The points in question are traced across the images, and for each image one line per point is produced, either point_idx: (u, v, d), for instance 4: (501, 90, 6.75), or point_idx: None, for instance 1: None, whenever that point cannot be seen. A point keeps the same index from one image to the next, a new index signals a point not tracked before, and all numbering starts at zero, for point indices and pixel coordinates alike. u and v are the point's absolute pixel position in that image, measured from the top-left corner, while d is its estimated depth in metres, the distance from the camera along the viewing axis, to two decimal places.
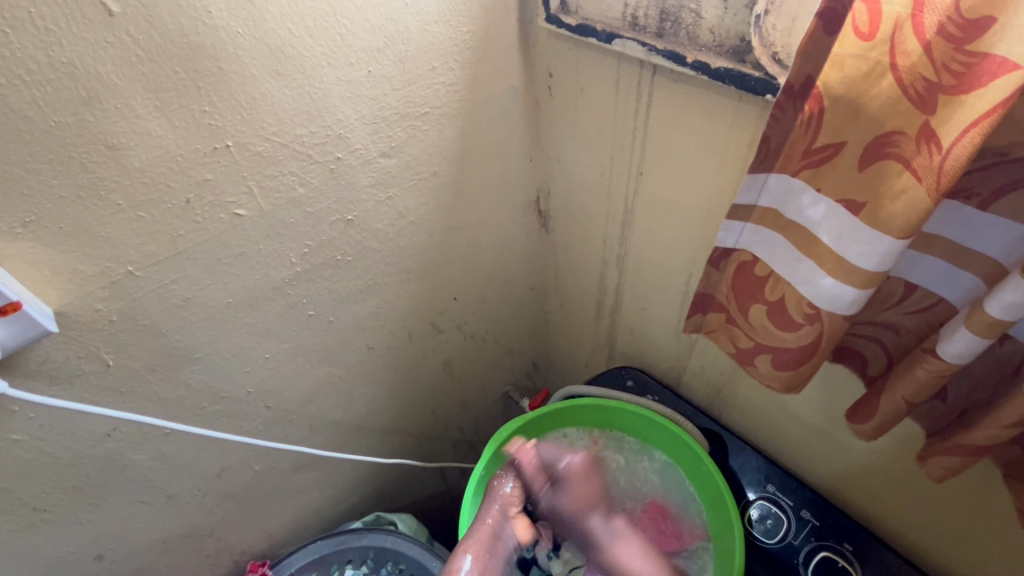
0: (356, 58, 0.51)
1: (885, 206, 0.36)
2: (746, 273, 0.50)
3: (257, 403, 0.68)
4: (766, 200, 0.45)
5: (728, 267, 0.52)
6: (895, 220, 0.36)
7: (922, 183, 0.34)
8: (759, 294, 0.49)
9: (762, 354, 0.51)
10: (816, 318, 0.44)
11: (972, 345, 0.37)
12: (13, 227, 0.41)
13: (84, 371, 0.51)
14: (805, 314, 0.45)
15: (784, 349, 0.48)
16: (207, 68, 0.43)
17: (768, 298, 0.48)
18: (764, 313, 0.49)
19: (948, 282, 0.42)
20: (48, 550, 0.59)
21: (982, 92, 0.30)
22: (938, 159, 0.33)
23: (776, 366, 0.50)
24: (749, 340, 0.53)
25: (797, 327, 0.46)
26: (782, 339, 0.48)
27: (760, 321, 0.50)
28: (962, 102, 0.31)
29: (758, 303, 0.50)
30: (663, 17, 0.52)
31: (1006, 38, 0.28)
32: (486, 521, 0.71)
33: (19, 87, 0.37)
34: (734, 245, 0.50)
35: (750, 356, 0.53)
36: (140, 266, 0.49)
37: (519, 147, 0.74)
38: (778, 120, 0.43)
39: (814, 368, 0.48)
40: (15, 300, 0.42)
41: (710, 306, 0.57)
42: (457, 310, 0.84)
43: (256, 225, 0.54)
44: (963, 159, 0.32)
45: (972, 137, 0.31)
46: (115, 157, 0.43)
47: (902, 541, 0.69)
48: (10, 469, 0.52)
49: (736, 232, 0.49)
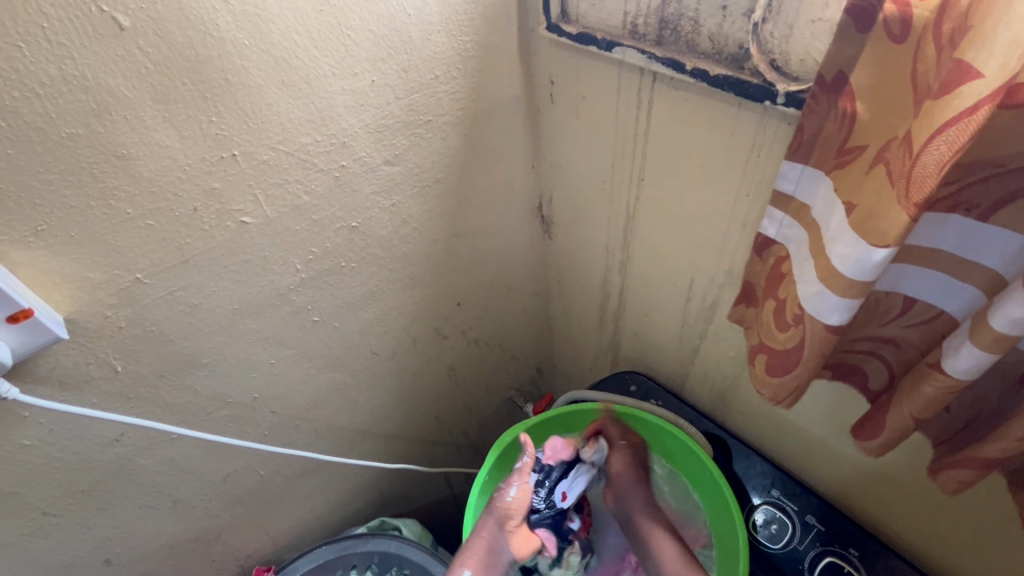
0: (360, 68, 0.52)
1: (868, 210, 0.37)
2: (775, 269, 0.51)
3: (263, 408, 0.68)
4: (802, 191, 0.46)
5: (769, 259, 0.53)
6: (872, 224, 0.36)
7: (895, 190, 0.34)
8: (775, 291, 0.50)
9: (760, 355, 0.52)
10: (802, 320, 0.44)
11: (978, 362, 0.37)
12: (25, 236, 0.42)
13: (93, 377, 0.52)
14: (796, 314, 0.46)
15: (777, 351, 0.49)
16: (214, 79, 0.44)
17: (780, 295, 0.49)
18: (775, 309, 0.50)
19: (951, 293, 0.42)
20: (57, 554, 0.60)
21: (952, 99, 0.30)
22: (909, 164, 0.33)
23: (769, 368, 0.50)
24: (759, 337, 0.54)
25: (789, 329, 0.47)
26: (777, 340, 0.49)
27: (768, 317, 0.51)
28: (934, 108, 0.31)
29: (772, 300, 0.51)
30: (662, 25, 0.52)
31: (976, 45, 0.28)
32: (482, 532, 0.70)
33: (32, 101, 0.38)
34: (775, 237, 0.51)
35: (754, 355, 0.54)
36: (148, 273, 0.50)
37: (522, 153, 0.75)
38: (812, 111, 0.42)
39: (803, 379, 0.47)
40: (27, 307, 0.43)
41: (752, 300, 0.58)
42: (461, 316, 0.85)
43: (262, 232, 0.55)
44: (933, 166, 0.31)
45: (941, 143, 0.31)
46: (124, 167, 0.44)
47: (909, 547, 0.68)
48: (21, 473, 0.52)
49: (777, 223, 0.50)
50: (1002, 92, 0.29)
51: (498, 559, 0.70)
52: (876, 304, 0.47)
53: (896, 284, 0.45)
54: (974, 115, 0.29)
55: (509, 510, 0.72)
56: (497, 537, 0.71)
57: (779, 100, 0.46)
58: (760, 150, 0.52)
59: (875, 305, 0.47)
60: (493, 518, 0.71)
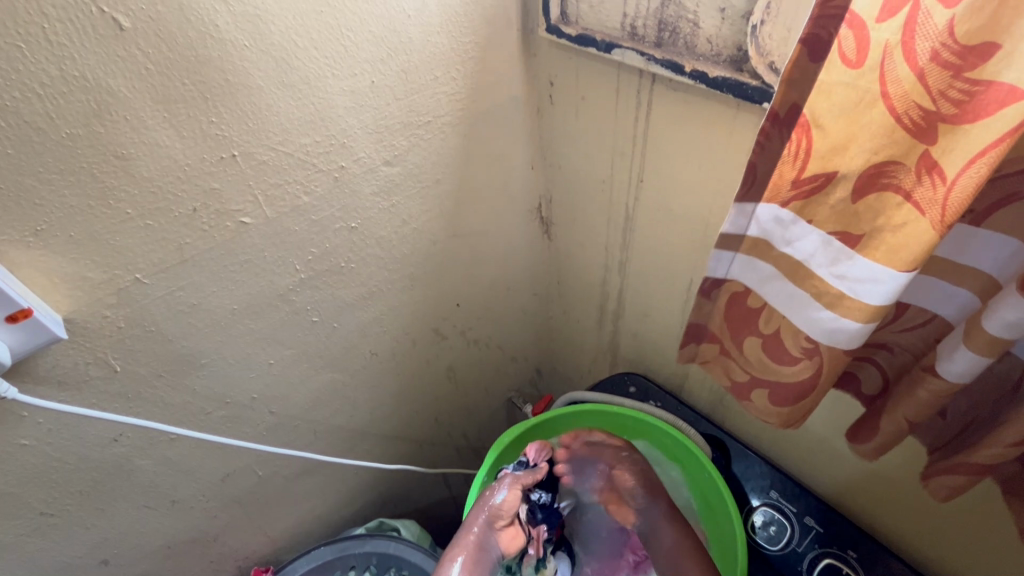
0: (360, 69, 0.52)
1: (887, 239, 0.35)
2: (739, 304, 0.49)
3: (262, 408, 0.68)
4: (753, 230, 0.43)
5: (720, 297, 0.51)
6: (898, 254, 0.34)
7: (925, 216, 0.33)
8: (755, 326, 0.48)
9: (758, 388, 0.50)
10: (816, 353, 0.42)
11: (973, 365, 0.37)
12: (24, 236, 0.42)
13: (92, 377, 0.52)
14: (804, 349, 0.43)
15: (783, 383, 0.47)
16: (214, 80, 0.44)
17: (764, 331, 0.47)
18: (763, 345, 0.48)
19: (946, 298, 0.42)
20: (55, 554, 0.60)
21: (989, 121, 0.28)
22: (943, 190, 0.31)
23: (776, 400, 0.49)
24: (745, 373, 0.51)
25: (797, 361, 0.45)
26: (779, 374, 0.47)
27: (759, 353, 0.49)
28: (967, 131, 0.30)
29: (753, 336, 0.48)
30: (661, 27, 0.53)
31: (1004, 63, 0.27)
32: (471, 530, 0.67)
33: (32, 100, 0.38)
34: (725, 276, 0.48)
35: (748, 389, 0.52)
36: (148, 273, 0.50)
37: (521, 154, 0.75)
38: (763, 149, 0.42)
39: (815, 403, 0.47)
40: (26, 307, 0.43)
41: (703, 337, 0.56)
42: (460, 316, 0.85)
43: (261, 233, 0.55)
44: (971, 189, 0.30)
45: (982, 166, 0.29)
46: (124, 167, 0.44)
47: (907, 549, 0.68)
48: (19, 473, 0.52)
49: (726, 264, 0.47)
50: None
51: (488, 558, 0.67)
52: None
53: None
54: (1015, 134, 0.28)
55: (500, 509, 0.68)
56: (487, 536, 0.68)
57: None
58: None
59: None
60: (482, 518, 0.68)
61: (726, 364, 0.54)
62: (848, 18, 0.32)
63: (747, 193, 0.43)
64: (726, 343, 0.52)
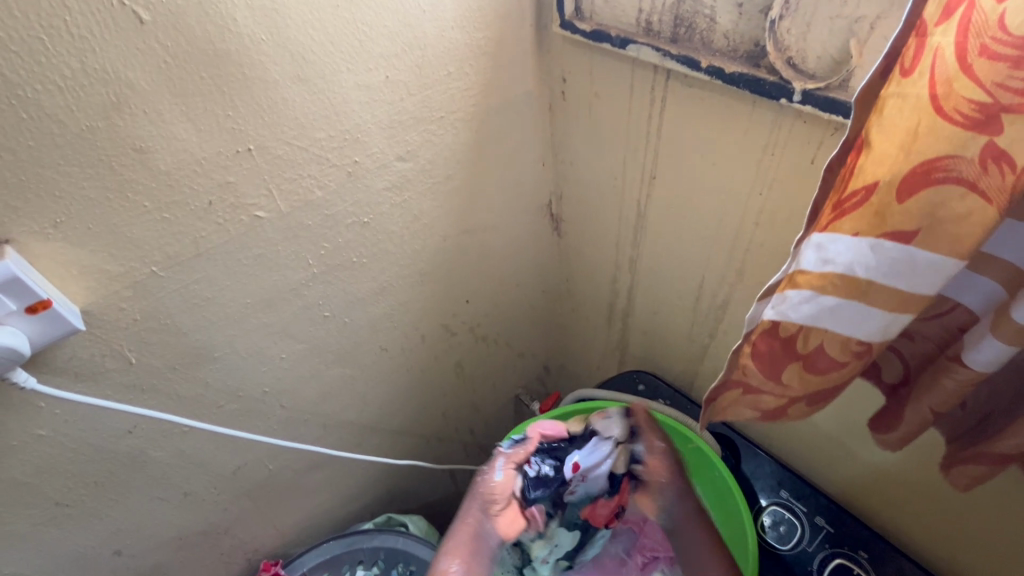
0: (375, 64, 0.52)
1: (940, 245, 0.32)
2: (765, 337, 0.42)
3: (273, 402, 0.69)
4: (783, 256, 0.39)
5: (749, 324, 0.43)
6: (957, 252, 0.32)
7: (993, 205, 0.30)
8: (791, 349, 0.41)
9: (797, 405, 0.45)
10: (868, 352, 0.39)
11: (1000, 354, 0.37)
12: (44, 227, 0.42)
13: (107, 369, 0.52)
14: (854, 352, 0.39)
15: (824, 391, 0.43)
16: (231, 73, 0.45)
17: (802, 351, 0.41)
18: (801, 365, 0.42)
19: (972, 289, 0.40)
20: (69, 544, 0.61)
21: None
22: (1012, 179, 0.29)
23: (817, 408, 0.44)
24: (781, 399, 0.45)
25: (842, 366, 0.40)
26: (822, 386, 0.42)
27: (796, 375, 0.42)
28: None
29: (791, 360, 0.42)
30: (677, 22, 0.52)
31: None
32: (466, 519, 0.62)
33: (53, 93, 0.38)
34: (756, 304, 0.42)
35: (783, 411, 0.46)
36: (164, 266, 0.50)
37: (533, 150, 0.75)
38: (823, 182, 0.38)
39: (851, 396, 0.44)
40: (46, 298, 0.43)
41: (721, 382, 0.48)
42: (469, 313, 0.85)
43: (275, 227, 0.55)
44: None
45: None
46: (142, 160, 0.44)
47: (919, 549, 0.68)
48: (35, 463, 0.53)
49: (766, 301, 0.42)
50: None
51: (487, 547, 0.62)
52: None
53: None
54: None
55: (493, 494, 0.63)
56: (485, 525, 0.62)
57: (796, 97, 0.46)
58: (775, 149, 0.52)
59: None
60: (477, 505, 0.63)
61: (756, 400, 0.46)
62: (911, 30, 0.32)
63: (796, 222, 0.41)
64: (754, 379, 0.45)
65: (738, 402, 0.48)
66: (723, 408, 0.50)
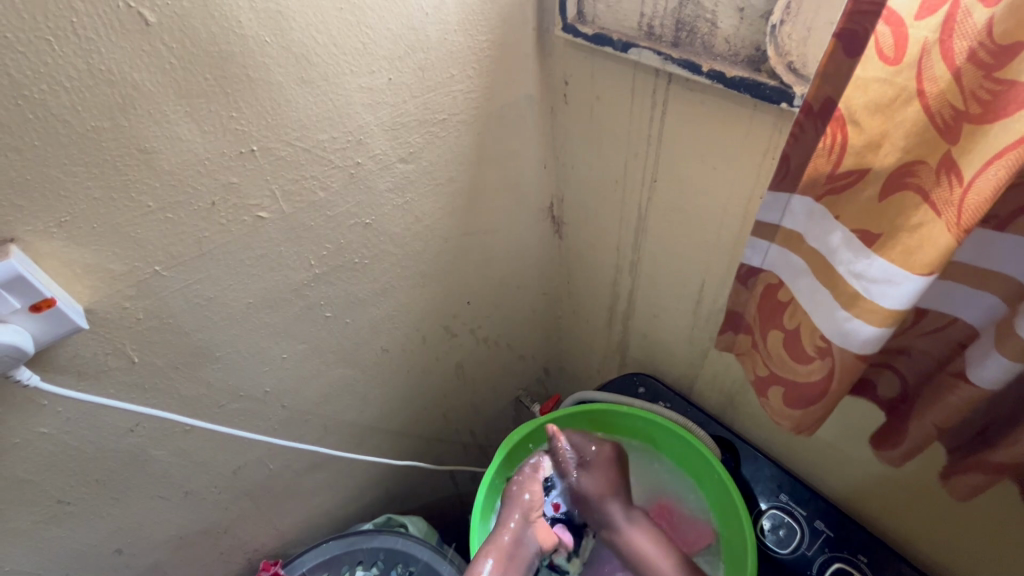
0: (378, 66, 0.53)
1: (903, 240, 0.36)
2: (770, 298, 0.51)
3: (274, 402, 0.69)
4: (789, 222, 0.45)
5: (757, 286, 0.53)
6: (913, 255, 0.35)
7: (942, 218, 0.33)
8: (779, 319, 0.50)
9: (775, 386, 0.52)
10: (828, 353, 0.43)
11: (1004, 372, 0.37)
12: (49, 227, 0.43)
13: (110, 367, 0.53)
14: (818, 347, 0.45)
15: (797, 382, 0.48)
16: (235, 75, 0.45)
17: (788, 326, 0.48)
18: (785, 340, 0.49)
19: (968, 301, 0.41)
20: (71, 541, 0.61)
21: (1010, 122, 0.29)
22: (961, 192, 0.32)
23: (789, 401, 0.50)
24: (766, 368, 0.53)
25: (810, 360, 0.46)
26: (796, 374, 0.48)
27: (780, 349, 0.50)
28: (988, 131, 0.30)
29: (778, 329, 0.50)
30: (679, 27, 0.53)
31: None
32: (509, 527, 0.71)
33: (60, 94, 0.38)
34: (762, 265, 0.51)
35: (766, 387, 0.53)
36: (167, 266, 0.51)
37: (534, 153, 0.75)
38: (798, 140, 0.43)
39: (828, 408, 0.47)
40: (49, 297, 0.44)
41: (740, 326, 0.58)
42: (470, 314, 0.85)
43: (278, 228, 0.56)
44: (986, 193, 0.31)
45: (998, 168, 0.30)
46: (147, 160, 0.44)
47: (918, 554, 0.68)
48: (36, 461, 0.53)
49: (762, 252, 0.50)
50: None
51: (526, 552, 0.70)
52: None
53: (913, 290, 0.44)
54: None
55: (530, 505, 0.72)
56: (525, 530, 0.71)
57: (796, 102, 0.46)
58: (775, 153, 0.52)
59: None
60: (517, 514, 0.71)
61: (754, 357, 0.56)
62: (883, 17, 0.32)
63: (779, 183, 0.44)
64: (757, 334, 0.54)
65: (748, 351, 0.57)
66: (739, 354, 0.60)
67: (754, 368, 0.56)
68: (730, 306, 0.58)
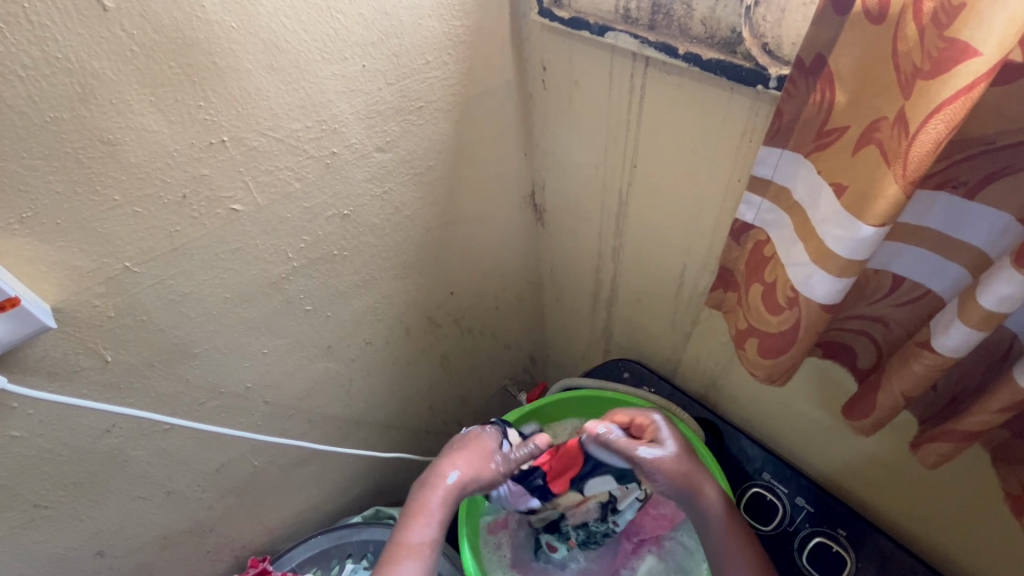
0: (351, 53, 0.51)
1: (864, 193, 0.37)
2: (757, 253, 0.52)
3: (256, 398, 0.68)
4: (781, 177, 0.47)
5: (748, 243, 0.54)
6: (869, 208, 0.37)
7: (891, 169, 0.35)
8: (760, 274, 0.51)
9: (750, 339, 0.53)
10: (797, 303, 0.45)
11: (966, 339, 0.38)
12: (10, 223, 0.41)
13: (82, 367, 0.51)
14: (788, 298, 0.46)
15: (768, 333, 0.50)
16: (201, 63, 0.43)
17: (767, 279, 0.50)
18: (762, 294, 0.50)
19: (937, 273, 0.44)
20: (49, 545, 0.60)
21: (948, 79, 0.30)
22: (905, 144, 0.34)
23: (762, 352, 0.51)
24: (744, 322, 0.54)
25: (781, 311, 0.48)
26: (768, 325, 0.50)
27: (757, 302, 0.51)
28: (932, 88, 0.31)
29: (758, 284, 0.51)
30: (654, 9, 0.52)
31: (972, 25, 0.29)
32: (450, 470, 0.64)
33: (14, 83, 0.37)
34: (753, 222, 0.52)
35: (742, 340, 0.54)
36: (138, 261, 0.49)
37: (514, 140, 0.75)
38: (791, 96, 0.43)
39: (797, 358, 0.49)
40: (13, 296, 0.42)
41: (731, 282, 0.59)
42: (454, 304, 0.85)
43: (252, 220, 0.54)
44: (928, 145, 0.32)
45: (938, 123, 0.31)
46: (111, 152, 0.43)
47: (895, 526, 0.70)
48: (10, 465, 0.52)
49: (755, 209, 0.51)
50: (995, 71, 0.29)
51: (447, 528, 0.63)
52: (867, 283, 0.48)
53: (888, 263, 0.46)
54: (969, 94, 0.30)
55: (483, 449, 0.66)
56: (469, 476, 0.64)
57: (771, 83, 0.46)
58: (753, 135, 0.52)
59: (865, 284, 0.48)
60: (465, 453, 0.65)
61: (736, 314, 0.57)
62: None
63: (776, 139, 0.45)
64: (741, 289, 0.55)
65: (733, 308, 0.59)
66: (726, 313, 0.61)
67: (735, 324, 0.57)
68: (719, 263, 0.59)
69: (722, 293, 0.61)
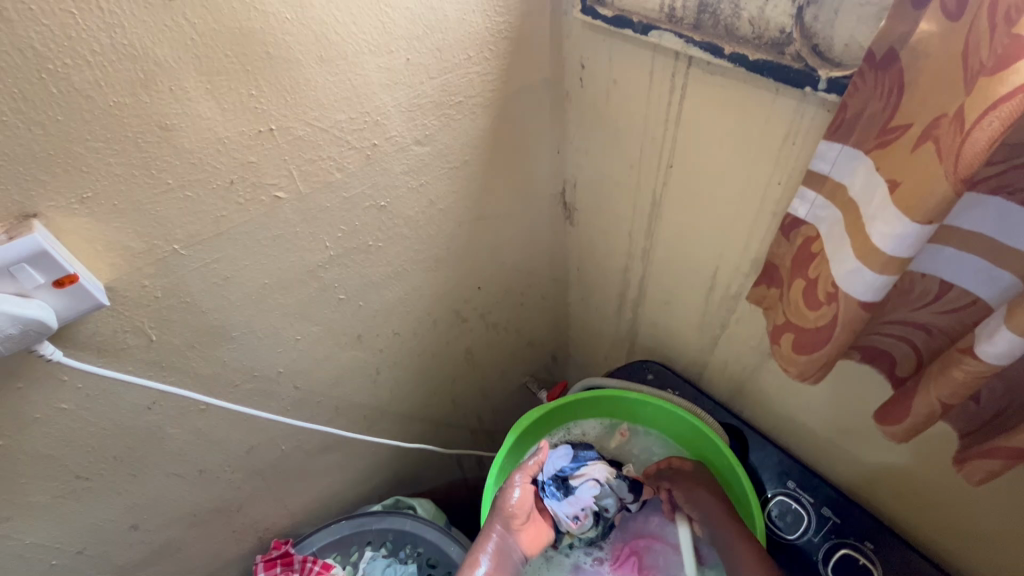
0: (397, 46, 0.52)
1: (913, 190, 0.37)
2: (804, 250, 0.51)
3: (288, 382, 0.70)
4: (839, 172, 0.47)
5: (797, 239, 0.53)
6: (916, 206, 0.36)
7: (943, 165, 0.34)
8: (805, 270, 0.50)
9: (786, 334, 0.52)
10: (835, 298, 0.45)
11: (1011, 347, 0.37)
12: (71, 202, 0.43)
13: (129, 345, 0.53)
14: (828, 294, 0.46)
15: (805, 328, 0.49)
16: (255, 53, 0.45)
17: (810, 275, 0.49)
18: (804, 289, 0.50)
19: (987, 281, 0.43)
20: (88, 516, 0.62)
21: (1009, 74, 0.30)
22: (960, 140, 0.33)
23: (797, 348, 0.51)
24: (783, 317, 0.54)
25: (820, 307, 0.47)
26: (805, 319, 0.49)
27: (798, 298, 0.51)
28: (991, 84, 0.31)
29: (802, 279, 0.51)
30: (701, 9, 0.52)
31: None
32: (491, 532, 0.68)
33: (82, 68, 0.38)
34: (805, 217, 0.52)
35: (779, 334, 0.54)
36: (186, 244, 0.51)
37: (547, 137, 0.75)
38: (857, 90, 0.42)
39: (831, 356, 0.48)
40: (72, 273, 0.44)
41: (776, 280, 0.59)
42: (481, 299, 0.85)
43: (294, 208, 0.56)
44: (982, 142, 0.32)
45: (993, 119, 0.31)
46: (167, 137, 0.44)
47: (924, 542, 0.68)
48: (57, 437, 0.54)
49: (808, 203, 0.51)
50: None
51: (510, 561, 0.67)
52: (912, 287, 0.48)
53: (934, 267, 0.45)
54: None
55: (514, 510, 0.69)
56: (506, 539, 0.68)
57: (821, 85, 0.46)
58: (795, 138, 0.52)
59: (910, 288, 0.48)
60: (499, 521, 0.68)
61: (777, 310, 0.57)
62: None
63: (835, 135, 0.46)
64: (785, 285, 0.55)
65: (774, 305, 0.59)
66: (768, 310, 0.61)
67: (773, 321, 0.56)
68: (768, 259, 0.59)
69: (765, 289, 0.61)
